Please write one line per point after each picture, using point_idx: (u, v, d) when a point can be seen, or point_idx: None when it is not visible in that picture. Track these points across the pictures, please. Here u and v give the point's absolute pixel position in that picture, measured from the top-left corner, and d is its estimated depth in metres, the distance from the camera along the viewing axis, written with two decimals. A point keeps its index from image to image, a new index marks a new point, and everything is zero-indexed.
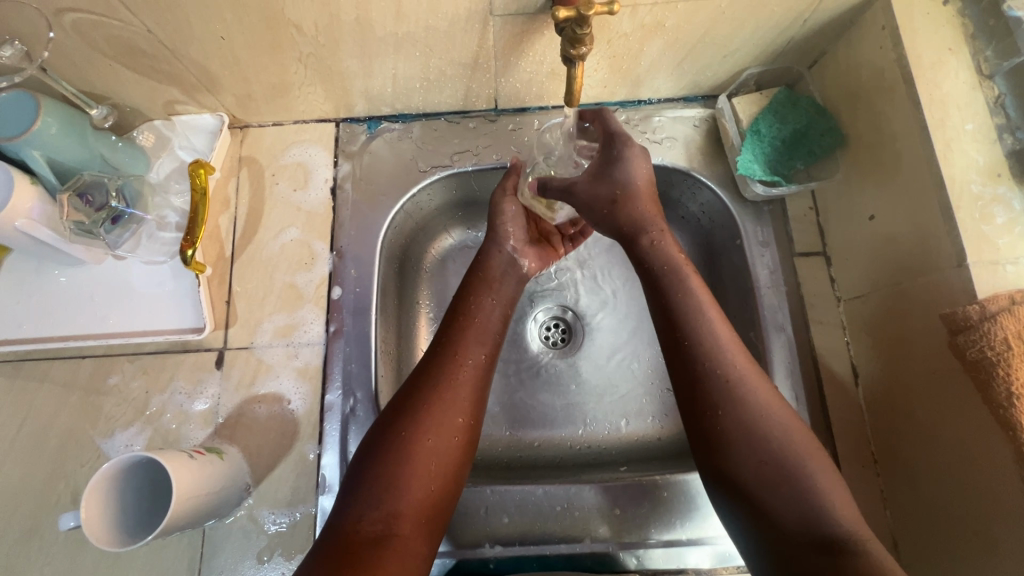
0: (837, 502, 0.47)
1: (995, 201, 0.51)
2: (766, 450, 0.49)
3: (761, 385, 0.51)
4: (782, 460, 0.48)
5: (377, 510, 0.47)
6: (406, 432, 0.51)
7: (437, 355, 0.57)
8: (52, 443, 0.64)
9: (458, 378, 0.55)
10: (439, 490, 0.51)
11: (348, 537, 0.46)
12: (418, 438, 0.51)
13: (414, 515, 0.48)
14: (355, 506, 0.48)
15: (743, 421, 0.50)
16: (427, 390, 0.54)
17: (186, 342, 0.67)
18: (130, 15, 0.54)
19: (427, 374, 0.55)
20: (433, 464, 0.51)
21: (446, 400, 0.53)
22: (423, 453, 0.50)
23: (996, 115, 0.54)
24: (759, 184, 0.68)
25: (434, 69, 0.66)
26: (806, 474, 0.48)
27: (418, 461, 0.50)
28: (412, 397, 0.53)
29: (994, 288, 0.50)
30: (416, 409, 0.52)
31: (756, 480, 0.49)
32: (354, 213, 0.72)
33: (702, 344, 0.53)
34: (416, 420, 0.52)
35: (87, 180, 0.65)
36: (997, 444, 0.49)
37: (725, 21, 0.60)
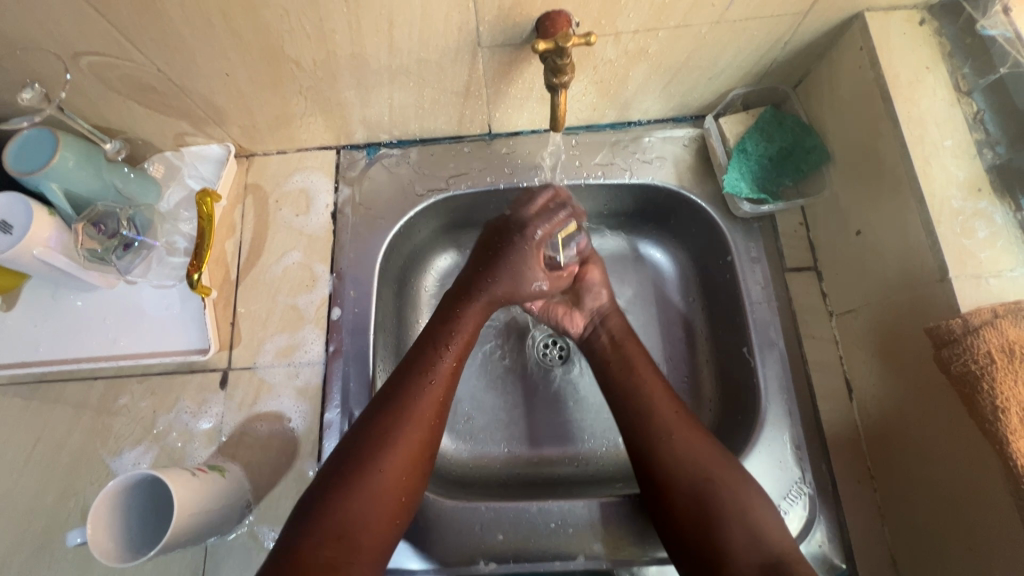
0: (767, 522, 0.52)
1: (976, 215, 0.52)
2: (709, 480, 0.54)
3: (698, 433, 0.58)
4: (722, 490, 0.54)
5: (331, 535, 0.49)
6: (367, 462, 0.53)
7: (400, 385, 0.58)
8: (64, 461, 0.67)
9: (422, 409, 0.56)
10: (391, 521, 0.53)
11: (296, 564, 0.48)
12: (378, 469, 0.53)
13: (365, 546, 0.51)
14: (309, 530, 0.49)
15: (688, 462, 0.55)
16: (390, 422, 0.55)
17: (192, 363, 0.69)
18: (142, 56, 0.58)
19: (389, 404, 0.56)
20: (390, 493, 0.53)
21: (407, 434, 0.55)
22: (383, 483, 0.52)
23: (976, 131, 0.56)
24: (747, 202, 0.69)
25: (428, 98, 0.69)
26: (745, 503, 0.53)
27: (376, 491, 0.52)
28: (379, 424, 0.55)
29: (978, 302, 0.50)
30: (373, 441, 0.54)
31: (697, 519, 0.53)
32: (353, 237, 0.74)
33: (641, 393, 0.61)
34: (377, 451, 0.53)
35: (100, 210, 0.68)
36: (986, 459, 0.49)
37: (706, 46, 0.62)
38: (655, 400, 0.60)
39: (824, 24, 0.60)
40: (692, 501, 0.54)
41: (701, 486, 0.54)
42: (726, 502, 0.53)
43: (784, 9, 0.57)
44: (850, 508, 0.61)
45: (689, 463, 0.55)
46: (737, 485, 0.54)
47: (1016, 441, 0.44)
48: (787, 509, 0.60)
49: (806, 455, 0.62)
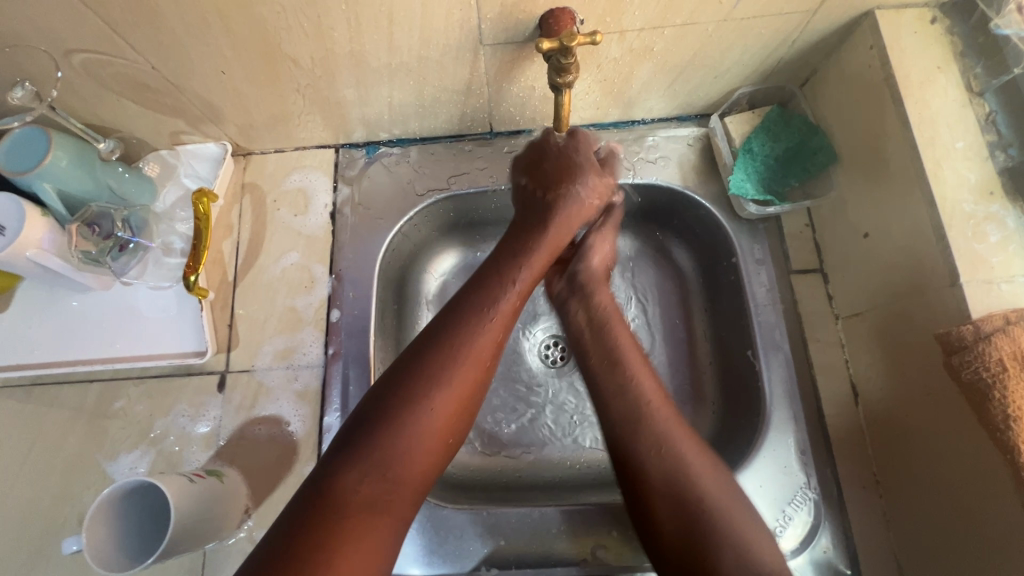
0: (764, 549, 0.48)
1: (987, 219, 0.51)
2: (698, 502, 0.49)
3: (694, 446, 0.53)
4: (720, 515, 0.49)
5: (379, 474, 0.46)
6: (422, 398, 0.49)
7: (461, 315, 0.54)
8: (59, 465, 0.66)
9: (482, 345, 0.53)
10: (436, 460, 0.50)
11: (338, 496, 0.45)
12: (432, 406, 0.49)
13: (410, 483, 0.48)
14: (354, 462, 0.46)
15: (676, 482, 0.50)
16: (448, 356, 0.52)
17: (189, 366, 0.68)
18: (135, 54, 0.56)
19: (448, 335, 0.53)
20: (440, 434, 0.50)
21: (464, 364, 0.52)
22: (434, 423, 0.49)
23: (988, 132, 0.54)
24: (753, 203, 0.68)
25: (428, 96, 0.67)
26: (734, 530, 0.48)
27: (428, 429, 0.49)
28: (439, 356, 0.52)
29: (989, 308, 0.49)
30: (428, 371, 0.50)
31: (683, 543, 0.49)
32: (352, 237, 0.73)
33: (634, 397, 0.56)
34: (433, 386, 0.50)
35: (94, 211, 0.67)
36: (996, 469, 0.48)
37: (713, 44, 0.61)
38: (650, 410, 0.54)
39: (834, 22, 0.59)
40: (678, 525, 0.49)
41: (691, 504, 0.49)
42: (715, 529, 0.48)
43: (794, 7, 0.56)
44: (855, 514, 0.60)
45: (676, 483, 0.50)
46: (725, 510, 0.49)
47: None
48: (791, 515, 0.60)
49: (811, 460, 0.62)
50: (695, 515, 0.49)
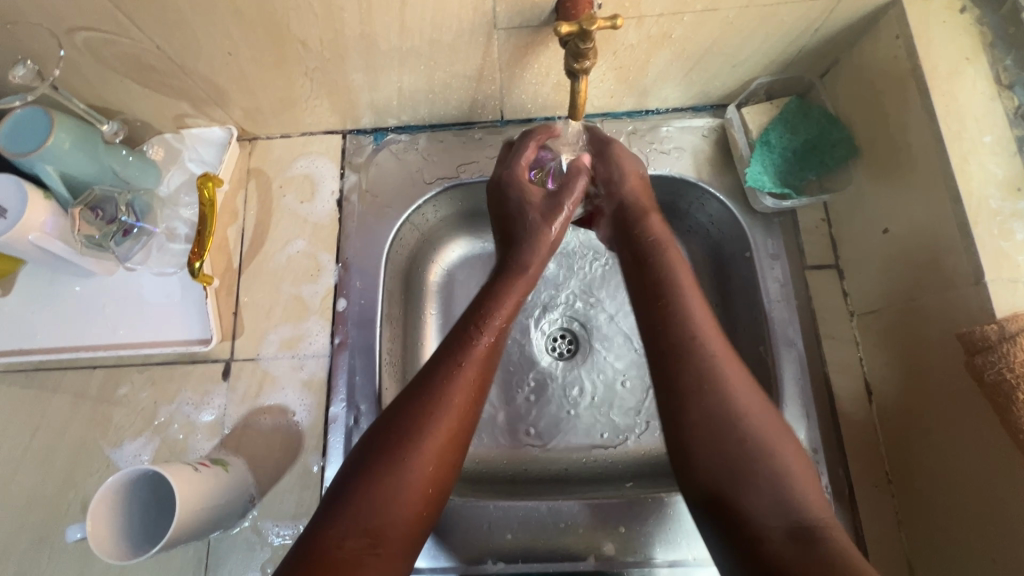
0: (806, 491, 0.45)
1: (1015, 216, 0.50)
2: (743, 430, 0.47)
3: (744, 373, 0.49)
4: (758, 447, 0.46)
5: (362, 530, 0.44)
6: (401, 452, 0.47)
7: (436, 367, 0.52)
8: (63, 451, 0.65)
9: (460, 395, 0.51)
10: (426, 509, 0.48)
11: (323, 556, 0.43)
12: (412, 460, 0.47)
13: (398, 535, 0.46)
14: (338, 522, 0.44)
15: (721, 409, 0.47)
16: (425, 408, 0.49)
17: (194, 354, 0.68)
18: (139, 33, 0.55)
19: (426, 386, 0.51)
20: (423, 486, 0.47)
21: (445, 416, 0.49)
22: (416, 475, 0.47)
23: (1017, 126, 0.53)
24: (769, 197, 0.67)
25: (439, 81, 0.66)
26: (780, 461, 0.46)
27: (410, 482, 0.46)
28: (415, 411, 0.49)
29: (1014, 307, 0.48)
30: (406, 425, 0.48)
31: (722, 470, 0.46)
32: (360, 225, 0.72)
33: (681, 325, 0.51)
34: (413, 440, 0.48)
35: (98, 194, 0.66)
36: (1015, 472, 0.47)
37: (733, 31, 0.59)
38: (702, 338, 0.50)
39: (858, 10, 0.57)
40: (717, 452, 0.47)
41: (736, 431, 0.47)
42: (759, 456, 0.46)
43: None
44: (866, 514, 0.59)
45: (721, 409, 0.48)
46: (772, 440, 0.47)
47: None
48: None
49: (823, 458, 0.61)
50: (738, 440, 0.46)
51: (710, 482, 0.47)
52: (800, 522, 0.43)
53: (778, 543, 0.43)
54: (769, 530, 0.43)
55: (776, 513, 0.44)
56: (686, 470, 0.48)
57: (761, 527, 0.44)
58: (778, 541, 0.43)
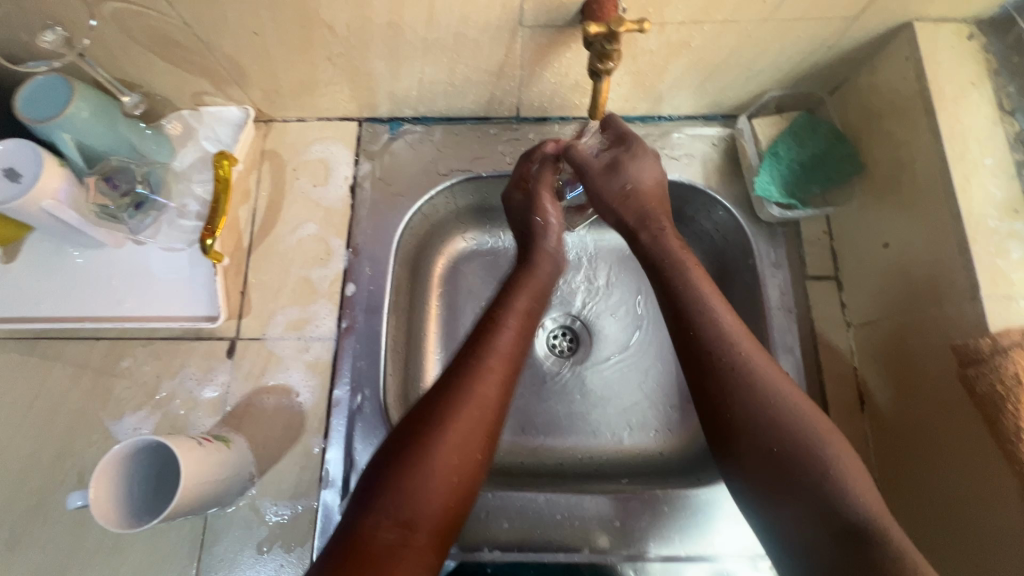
0: (856, 484, 0.45)
1: (1010, 236, 0.52)
2: (784, 441, 0.47)
3: (784, 381, 0.50)
4: (799, 452, 0.46)
5: (394, 519, 0.45)
6: (428, 443, 0.48)
7: (463, 363, 0.54)
8: (61, 421, 0.65)
9: (483, 388, 0.52)
10: (458, 498, 0.48)
11: (359, 544, 0.43)
12: (439, 448, 0.48)
13: (431, 525, 0.46)
14: (373, 509, 0.45)
15: (764, 417, 0.48)
16: (451, 401, 0.50)
17: (199, 330, 0.68)
18: (168, 7, 0.55)
19: (455, 379, 0.52)
20: (451, 476, 0.48)
21: (473, 413, 0.50)
22: (444, 463, 0.48)
23: (1016, 151, 0.55)
24: (775, 206, 0.68)
25: (460, 75, 0.67)
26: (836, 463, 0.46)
27: (439, 470, 0.47)
28: (438, 402, 0.50)
29: (1007, 323, 0.50)
30: (436, 417, 0.49)
31: (765, 476, 0.47)
32: (371, 212, 0.73)
33: (715, 332, 0.52)
34: (439, 429, 0.49)
35: (114, 165, 0.66)
36: (1002, 480, 0.49)
37: (751, 43, 0.61)
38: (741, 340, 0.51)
39: (871, 30, 0.59)
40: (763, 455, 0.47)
41: (778, 441, 0.47)
42: (815, 468, 0.45)
43: (836, 11, 0.56)
44: None
45: (763, 417, 0.48)
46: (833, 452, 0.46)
47: None
48: None
49: None
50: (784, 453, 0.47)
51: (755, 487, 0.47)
52: (854, 526, 0.43)
53: (825, 548, 0.43)
54: (817, 533, 0.44)
55: (823, 517, 0.44)
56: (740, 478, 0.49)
57: (811, 534, 0.44)
58: (824, 547, 0.44)
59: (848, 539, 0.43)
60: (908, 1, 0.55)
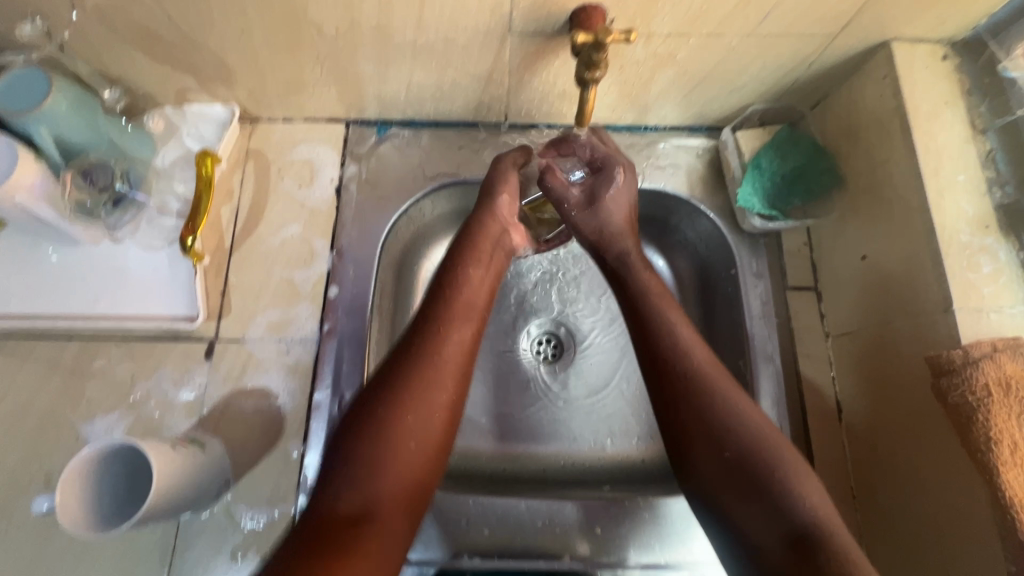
0: (806, 491, 0.46)
1: (982, 250, 0.54)
2: (732, 444, 0.49)
3: (730, 382, 0.52)
4: (747, 456, 0.48)
5: (353, 490, 0.45)
6: (382, 411, 0.48)
7: (418, 330, 0.53)
8: (29, 423, 0.63)
9: (442, 353, 0.51)
10: (423, 471, 0.48)
11: (320, 519, 0.44)
12: (397, 417, 0.48)
13: (398, 495, 0.46)
14: (332, 485, 0.45)
15: (713, 417, 0.50)
16: (404, 367, 0.50)
17: (177, 331, 0.66)
18: (153, 2, 0.54)
19: (412, 346, 0.51)
20: (411, 444, 0.47)
21: (431, 377, 0.50)
22: (401, 432, 0.47)
23: (988, 169, 0.57)
24: (757, 217, 0.69)
25: (448, 80, 0.67)
26: (782, 469, 0.47)
27: (397, 438, 0.47)
28: (393, 371, 0.50)
29: (978, 334, 0.52)
30: (393, 388, 0.49)
31: (723, 483, 0.49)
32: (357, 215, 0.72)
33: (664, 329, 0.54)
34: (394, 398, 0.48)
35: (93, 160, 0.65)
36: (973, 488, 0.50)
37: (735, 57, 0.62)
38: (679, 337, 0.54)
39: (851, 48, 0.61)
40: (713, 460, 0.49)
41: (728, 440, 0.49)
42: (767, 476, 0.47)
43: (817, 28, 0.57)
44: None
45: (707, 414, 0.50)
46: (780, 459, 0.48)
47: (1007, 473, 0.46)
48: None
49: None
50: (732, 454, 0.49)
51: (710, 492, 0.49)
52: (802, 530, 0.45)
53: (775, 551, 0.45)
54: (768, 540, 0.46)
55: (777, 522, 0.46)
56: (697, 490, 0.50)
57: (761, 541, 0.46)
58: (778, 551, 0.45)
59: (797, 542, 0.44)
60: (885, 21, 0.57)
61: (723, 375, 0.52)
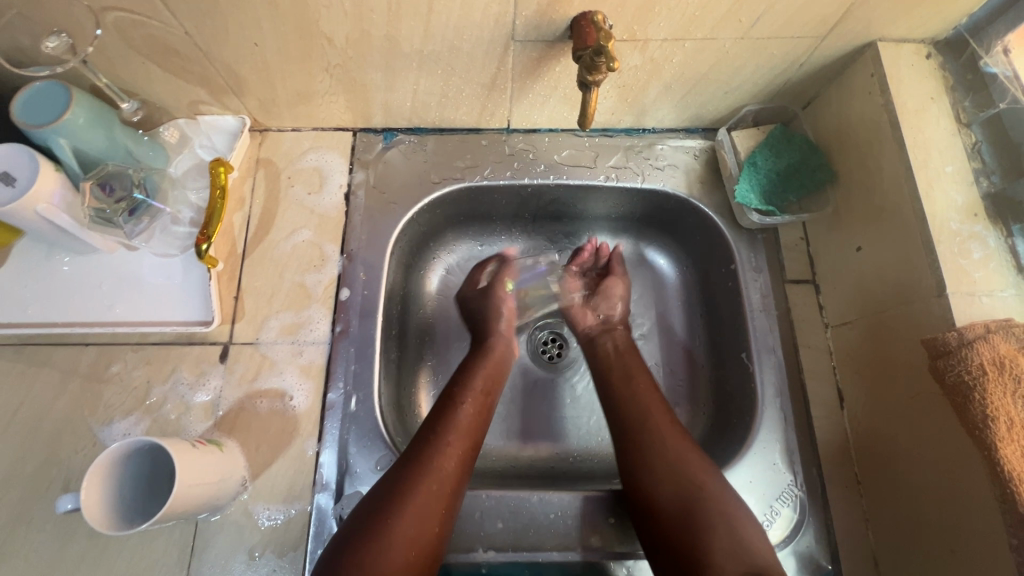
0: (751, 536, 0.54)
1: (971, 237, 0.56)
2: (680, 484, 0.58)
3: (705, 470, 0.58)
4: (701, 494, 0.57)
5: None
6: (388, 516, 0.52)
7: (419, 448, 0.58)
8: (48, 427, 0.64)
9: (442, 464, 0.57)
10: (418, 571, 0.51)
11: None
12: (400, 522, 0.52)
13: None
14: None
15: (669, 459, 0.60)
16: (410, 476, 0.55)
17: (192, 334, 0.68)
18: (170, 17, 0.56)
19: (412, 460, 0.57)
20: (412, 547, 0.51)
21: (432, 485, 0.55)
22: (404, 537, 0.51)
23: (974, 159, 0.59)
24: (755, 213, 0.72)
25: (453, 87, 0.69)
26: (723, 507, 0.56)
27: (398, 541, 0.51)
28: (398, 477, 0.55)
29: (971, 317, 0.53)
30: (398, 492, 0.54)
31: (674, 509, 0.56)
32: (365, 219, 0.74)
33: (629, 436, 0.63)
34: (398, 505, 0.53)
35: (110, 170, 0.66)
36: (971, 465, 0.52)
37: (729, 60, 0.64)
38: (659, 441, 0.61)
39: (840, 48, 0.64)
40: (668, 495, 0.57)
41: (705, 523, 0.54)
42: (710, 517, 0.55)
43: (806, 31, 0.60)
44: (837, 510, 0.64)
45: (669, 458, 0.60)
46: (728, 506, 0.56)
47: (1004, 448, 0.47)
48: (778, 510, 0.63)
49: (798, 459, 0.65)
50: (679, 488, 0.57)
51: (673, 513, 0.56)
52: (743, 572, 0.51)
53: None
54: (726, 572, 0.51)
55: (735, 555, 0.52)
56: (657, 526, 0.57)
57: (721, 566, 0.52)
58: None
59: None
60: (872, 22, 0.60)
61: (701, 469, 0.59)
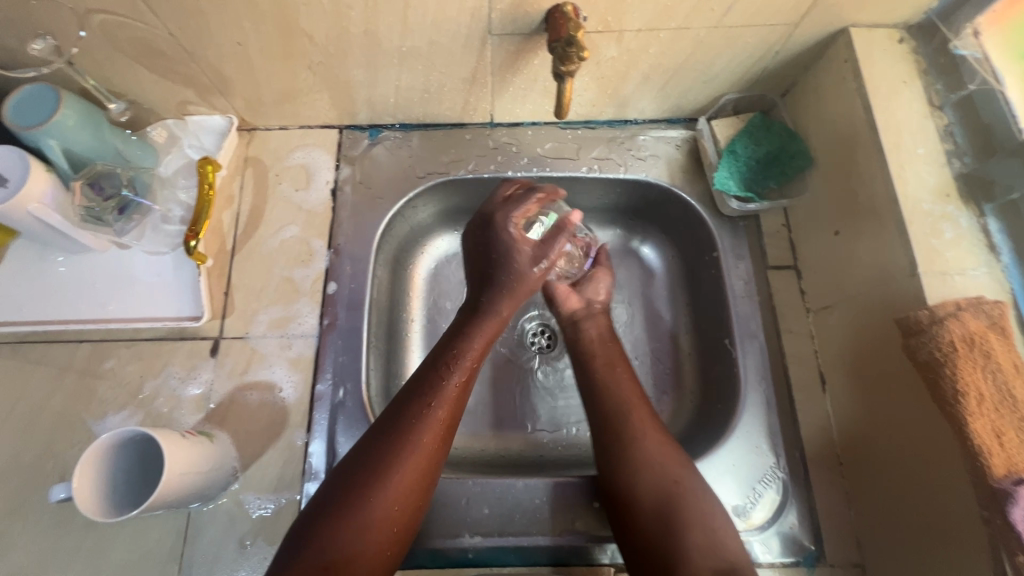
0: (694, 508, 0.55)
1: (944, 218, 0.57)
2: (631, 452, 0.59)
3: (671, 464, 0.57)
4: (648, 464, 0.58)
5: (332, 550, 0.48)
6: (365, 480, 0.51)
7: (404, 411, 0.55)
8: (44, 423, 0.65)
9: (424, 432, 0.54)
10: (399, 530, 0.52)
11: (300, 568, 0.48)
12: (380, 488, 0.51)
13: (373, 554, 0.50)
14: (313, 540, 0.49)
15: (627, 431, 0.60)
16: (389, 443, 0.53)
17: (183, 330, 0.69)
18: (154, 19, 0.58)
19: (394, 426, 0.54)
20: (392, 511, 0.51)
21: (414, 451, 0.53)
22: (383, 503, 0.51)
23: (947, 141, 0.60)
24: (735, 200, 0.73)
25: (434, 82, 0.71)
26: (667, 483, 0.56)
27: (376, 505, 0.51)
28: (377, 441, 0.53)
29: (944, 296, 0.54)
30: (376, 457, 0.52)
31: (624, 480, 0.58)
32: (352, 214, 0.75)
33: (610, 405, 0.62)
34: (376, 471, 0.52)
35: (100, 170, 0.68)
36: (946, 441, 0.52)
37: (704, 49, 0.66)
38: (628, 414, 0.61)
39: (814, 35, 0.65)
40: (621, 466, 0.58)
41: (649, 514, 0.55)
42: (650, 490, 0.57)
43: (778, 18, 0.61)
44: (819, 491, 0.65)
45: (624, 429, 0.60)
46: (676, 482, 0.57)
47: (974, 422, 0.48)
48: (761, 492, 0.64)
49: (781, 441, 0.66)
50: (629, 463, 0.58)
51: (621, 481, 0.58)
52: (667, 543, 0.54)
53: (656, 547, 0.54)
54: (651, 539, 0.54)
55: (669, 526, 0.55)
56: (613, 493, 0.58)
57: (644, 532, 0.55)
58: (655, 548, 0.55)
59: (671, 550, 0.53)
60: (843, 8, 0.60)
61: (678, 460, 0.58)
